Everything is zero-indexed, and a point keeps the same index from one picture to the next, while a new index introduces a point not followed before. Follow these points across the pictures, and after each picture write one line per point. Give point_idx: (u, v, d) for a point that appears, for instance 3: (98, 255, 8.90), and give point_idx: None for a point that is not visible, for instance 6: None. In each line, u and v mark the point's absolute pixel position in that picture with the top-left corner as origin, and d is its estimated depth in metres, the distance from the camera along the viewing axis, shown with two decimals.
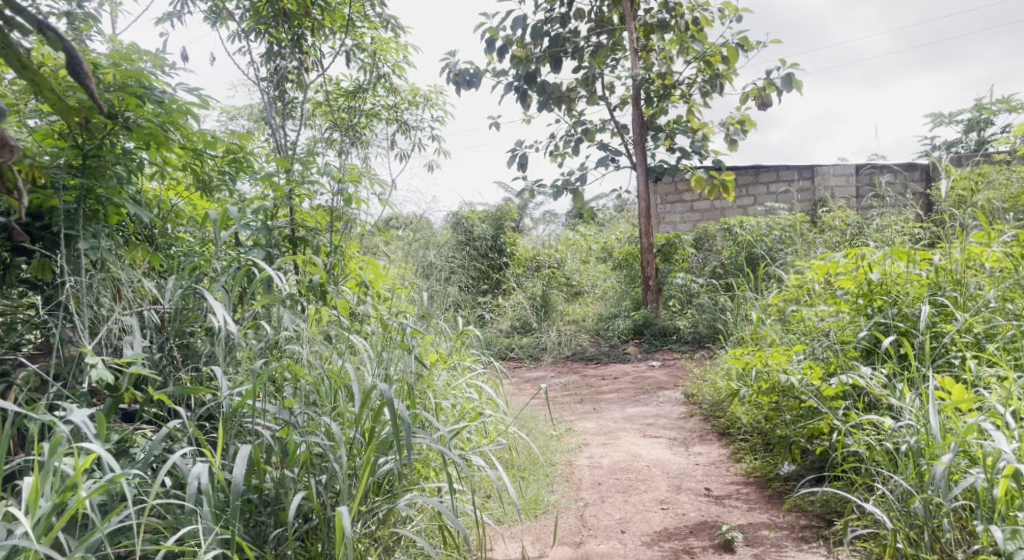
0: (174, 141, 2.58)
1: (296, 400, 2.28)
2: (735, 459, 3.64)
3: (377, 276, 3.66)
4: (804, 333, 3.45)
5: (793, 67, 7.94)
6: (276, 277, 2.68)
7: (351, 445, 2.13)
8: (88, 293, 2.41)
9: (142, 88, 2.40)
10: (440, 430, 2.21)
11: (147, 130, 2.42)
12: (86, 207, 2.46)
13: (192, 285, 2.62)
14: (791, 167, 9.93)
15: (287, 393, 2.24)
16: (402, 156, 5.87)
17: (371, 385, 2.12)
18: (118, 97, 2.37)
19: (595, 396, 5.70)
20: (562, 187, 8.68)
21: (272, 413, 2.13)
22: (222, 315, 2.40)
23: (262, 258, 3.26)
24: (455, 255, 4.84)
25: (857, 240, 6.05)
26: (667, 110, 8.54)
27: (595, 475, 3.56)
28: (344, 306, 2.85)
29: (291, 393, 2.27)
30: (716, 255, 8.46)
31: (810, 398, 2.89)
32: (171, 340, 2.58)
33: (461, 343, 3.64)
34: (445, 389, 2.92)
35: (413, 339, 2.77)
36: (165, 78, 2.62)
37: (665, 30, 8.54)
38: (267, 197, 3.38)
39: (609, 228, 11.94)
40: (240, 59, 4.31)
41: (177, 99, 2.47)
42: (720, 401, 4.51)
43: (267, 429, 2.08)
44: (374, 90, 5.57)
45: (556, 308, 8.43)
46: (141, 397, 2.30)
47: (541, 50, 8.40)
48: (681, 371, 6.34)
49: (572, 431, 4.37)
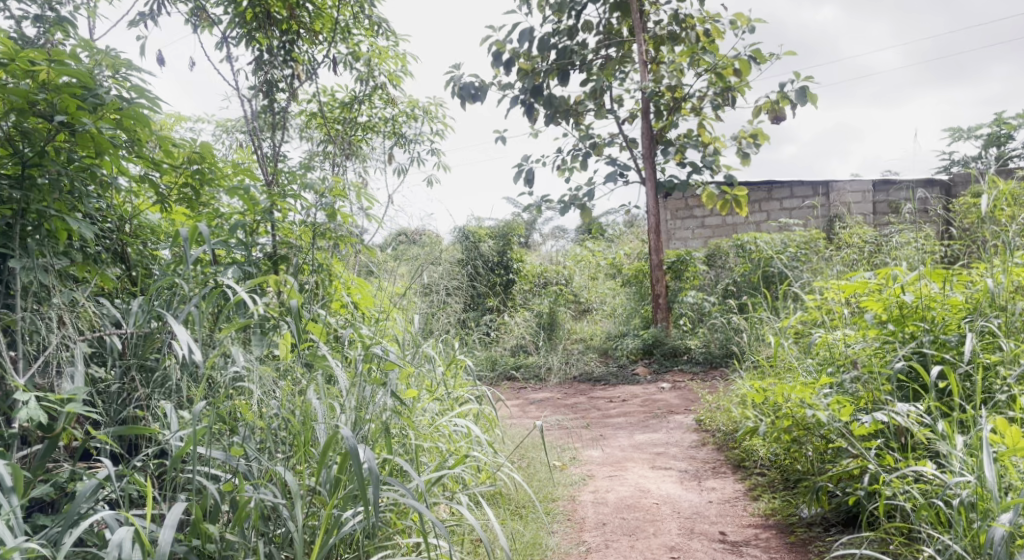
0: (126, 148, 2.34)
1: (256, 443, 2.02)
2: (752, 497, 3.34)
3: (364, 298, 3.43)
4: (829, 360, 3.17)
5: (807, 80, 7.69)
6: (246, 299, 2.44)
7: (314, 495, 1.89)
8: (28, 319, 2.18)
9: (85, 88, 2.16)
10: (417, 478, 1.95)
11: (91, 136, 2.22)
12: (26, 221, 2.25)
13: (151, 308, 2.37)
14: (805, 183, 9.66)
15: (240, 436, 2.00)
16: (400, 170, 5.64)
17: (336, 427, 1.87)
18: (59, 97, 2.15)
19: (601, 421, 5.40)
20: (569, 202, 8.44)
21: (220, 460, 1.88)
22: (183, 341, 2.17)
23: (237, 278, 3.02)
24: (455, 274, 4.57)
25: (876, 258, 5.76)
26: (678, 123, 8.30)
27: (599, 513, 3.27)
28: (323, 329, 2.61)
29: (250, 434, 2.01)
30: (728, 272, 8.16)
31: (839, 436, 2.61)
32: (130, 369, 2.35)
33: (454, 371, 3.37)
34: (430, 424, 2.66)
35: (397, 367, 2.51)
36: (115, 82, 2.38)
37: (675, 43, 8.30)
38: (245, 211, 3.13)
39: (618, 243, 11.63)
40: (226, 67, 4.09)
41: (121, 100, 2.22)
42: (736, 431, 4.21)
43: (212, 480, 1.84)
44: (370, 101, 5.35)
45: (562, 326, 8.14)
46: (80, 437, 2.06)
47: (547, 63, 8.17)
48: (692, 395, 6.03)
49: (576, 461, 4.08)
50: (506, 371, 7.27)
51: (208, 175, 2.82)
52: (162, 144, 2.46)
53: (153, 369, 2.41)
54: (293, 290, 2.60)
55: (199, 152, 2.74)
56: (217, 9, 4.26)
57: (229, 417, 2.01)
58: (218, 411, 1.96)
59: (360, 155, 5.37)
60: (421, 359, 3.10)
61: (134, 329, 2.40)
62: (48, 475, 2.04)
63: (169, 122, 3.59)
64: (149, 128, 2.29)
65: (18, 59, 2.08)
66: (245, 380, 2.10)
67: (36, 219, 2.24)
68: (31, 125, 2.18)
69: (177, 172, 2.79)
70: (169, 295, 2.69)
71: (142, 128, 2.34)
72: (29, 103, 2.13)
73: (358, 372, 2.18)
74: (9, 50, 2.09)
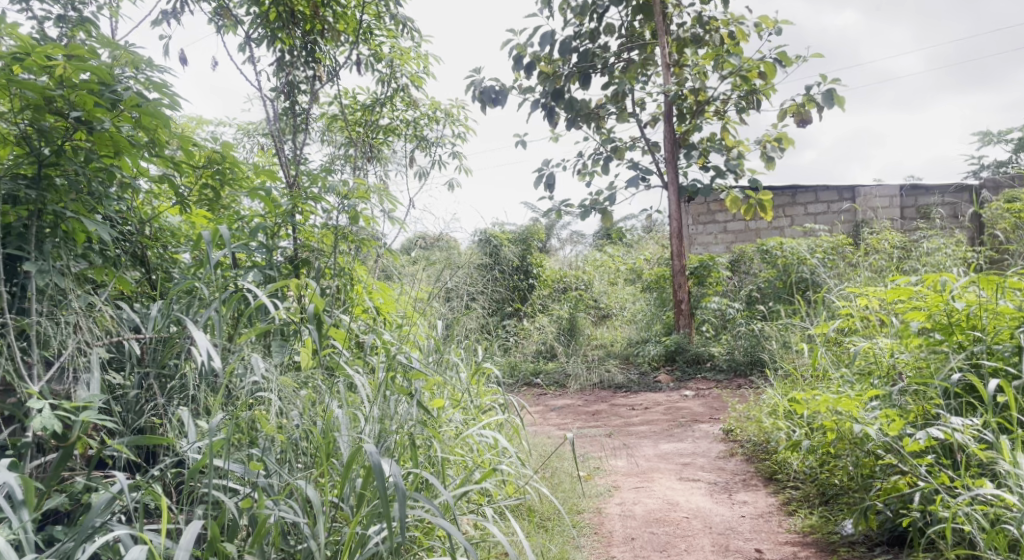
0: (143, 147, 2.27)
1: (276, 455, 1.93)
2: (787, 512, 3.22)
3: (385, 303, 3.35)
4: (872, 371, 3.06)
5: (834, 82, 7.54)
6: (267, 304, 2.36)
7: (340, 510, 1.81)
8: (45, 325, 2.11)
9: (101, 83, 2.09)
10: (445, 493, 1.85)
11: (109, 134, 2.15)
12: (43, 223, 2.18)
13: (171, 313, 2.29)
14: (831, 188, 9.50)
15: (258, 449, 1.90)
16: (421, 174, 5.57)
17: (358, 439, 1.77)
18: (75, 93, 2.08)
19: (625, 429, 5.28)
20: (590, 207, 8.33)
21: (236, 474, 1.78)
22: (204, 347, 2.10)
23: (257, 282, 2.94)
24: (477, 278, 4.48)
25: (908, 265, 5.61)
26: (701, 127, 8.17)
27: (627, 527, 3.16)
28: (346, 335, 2.53)
29: (270, 446, 1.91)
30: (753, 278, 8.01)
31: (890, 454, 2.52)
32: (148, 374, 2.29)
33: (477, 379, 3.27)
34: (455, 434, 2.56)
35: (421, 376, 2.41)
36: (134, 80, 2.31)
37: (698, 45, 8.17)
38: (266, 215, 3.05)
39: (638, 247, 11.51)
40: (248, 67, 4.03)
41: (139, 99, 2.15)
42: (766, 442, 4.08)
43: (228, 495, 1.74)
44: (392, 104, 5.28)
45: (583, 332, 8.03)
46: (96, 446, 1.98)
47: (569, 67, 8.08)
48: (718, 404, 5.88)
49: (600, 471, 3.97)
50: (526, 377, 7.17)
51: (225, 175, 2.74)
52: (182, 144, 2.39)
53: (172, 375, 2.33)
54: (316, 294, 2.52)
55: (217, 152, 2.68)
56: (240, 10, 4.21)
57: (249, 428, 1.93)
58: (239, 423, 1.88)
59: (382, 158, 5.30)
60: (445, 367, 3.01)
61: (152, 333, 2.34)
62: (61, 486, 1.96)
63: (189, 124, 3.54)
64: (167, 127, 2.23)
65: (34, 54, 2.01)
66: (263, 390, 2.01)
67: (53, 221, 2.17)
68: (47, 122, 2.11)
69: (194, 173, 2.73)
70: (188, 300, 2.61)
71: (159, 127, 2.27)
72: (44, 100, 2.06)
73: (383, 379, 2.08)
74: (24, 44, 2.03)
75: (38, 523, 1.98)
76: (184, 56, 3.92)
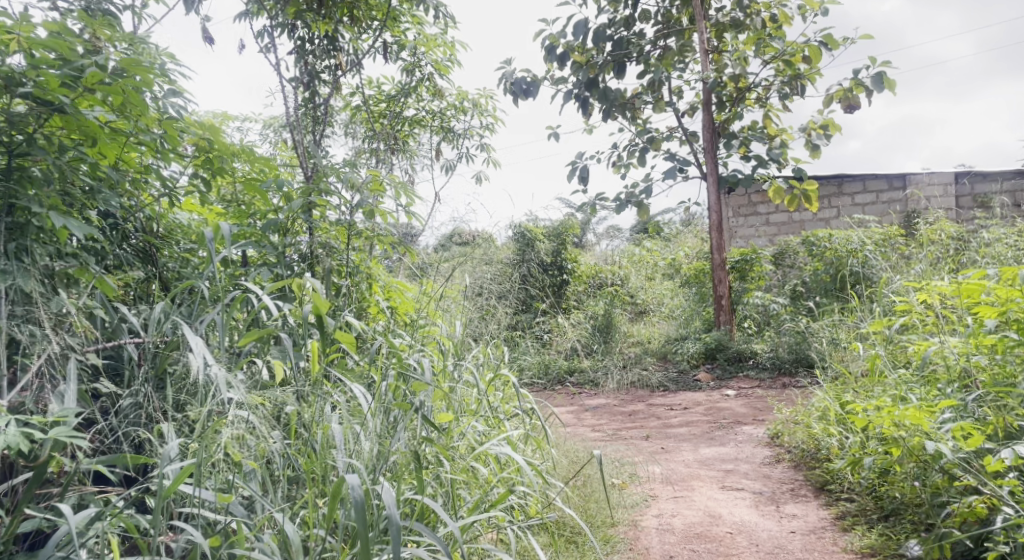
0: (116, 131, 2.10)
1: (258, 482, 1.72)
2: (842, 528, 2.93)
3: (403, 303, 3.15)
4: (942, 377, 2.81)
5: (886, 65, 7.14)
6: (267, 306, 2.18)
7: (328, 547, 1.63)
8: (17, 333, 1.94)
9: (63, 59, 1.94)
10: (450, 525, 1.64)
11: (75, 116, 1.99)
12: (14, 220, 2.01)
13: (160, 314, 2.10)
14: (880, 176, 9.07)
15: (238, 475, 1.70)
16: (448, 167, 5.34)
17: (344, 467, 1.56)
18: (37, 72, 1.94)
19: (663, 431, 5.00)
20: (626, 200, 8.04)
21: (206, 507, 1.58)
22: (198, 352, 1.92)
23: (263, 282, 2.75)
24: (506, 274, 4.24)
25: (967, 256, 5.23)
26: (742, 115, 7.81)
27: (665, 543, 2.90)
28: (353, 338, 2.29)
29: (251, 472, 1.71)
30: (798, 271, 7.65)
31: (968, 474, 2.29)
32: (141, 383, 2.10)
33: (501, 383, 3.05)
34: (472, 445, 2.34)
35: (431, 384, 2.18)
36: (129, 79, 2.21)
37: (739, 30, 7.79)
38: (275, 210, 2.86)
39: (676, 241, 11.16)
40: (266, 55, 3.82)
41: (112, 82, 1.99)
42: (816, 448, 3.78)
43: (196, 531, 1.55)
44: (418, 94, 5.06)
45: (619, 329, 7.72)
46: (72, 464, 1.80)
47: (603, 56, 7.78)
48: (762, 404, 5.56)
49: (636, 478, 3.70)
50: (560, 376, 6.90)
51: (217, 164, 2.56)
52: (168, 130, 2.22)
53: (169, 382, 2.15)
54: (319, 294, 2.31)
55: (207, 140, 2.50)
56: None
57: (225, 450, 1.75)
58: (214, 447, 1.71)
59: (407, 150, 5.10)
60: (465, 371, 2.79)
61: (147, 340, 2.15)
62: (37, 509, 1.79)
63: (200, 116, 3.35)
64: (139, 106, 2.06)
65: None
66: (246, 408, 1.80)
67: (25, 217, 2.00)
68: (17, 108, 1.96)
69: (186, 162, 2.57)
70: (191, 303, 2.43)
71: (135, 108, 2.10)
72: (6, 81, 1.92)
73: (382, 394, 1.87)
74: None
75: (21, 547, 1.85)
76: (207, 38, 3.72)
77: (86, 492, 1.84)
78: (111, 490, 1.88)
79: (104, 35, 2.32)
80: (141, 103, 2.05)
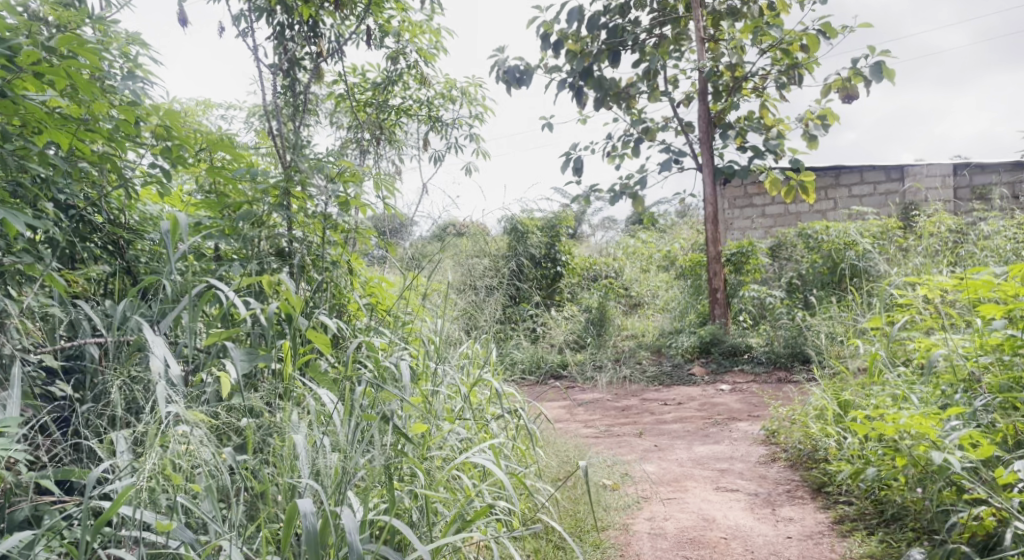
0: (60, 115, 1.98)
1: (211, 502, 1.60)
2: (840, 534, 2.82)
3: (384, 298, 3.02)
4: (947, 379, 2.69)
5: (885, 54, 7.01)
6: (235, 305, 2.06)
7: None
8: None
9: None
10: (420, 549, 1.60)
11: (13, 99, 1.87)
12: None
13: (119, 314, 1.97)
14: (877, 168, 8.96)
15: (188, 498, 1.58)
16: (437, 158, 5.20)
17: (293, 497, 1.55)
18: None
19: (656, 427, 4.89)
20: (620, 192, 7.91)
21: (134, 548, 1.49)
22: (158, 356, 1.81)
23: (234, 277, 2.60)
24: (494, 268, 4.11)
25: (966, 249, 5.13)
26: (738, 105, 7.66)
27: (657, 549, 2.78)
28: (327, 339, 2.18)
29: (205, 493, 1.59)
30: (794, 264, 7.55)
31: (977, 486, 2.20)
32: (100, 385, 1.97)
33: (485, 384, 2.92)
34: (451, 452, 2.22)
35: (405, 392, 2.06)
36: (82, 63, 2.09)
37: (735, 18, 7.64)
38: (249, 203, 2.71)
39: (671, 232, 11.03)
40: (244, 40, 3.62)
41: (53, 63, 1.87)
42: (813, 449, 3.66)
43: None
44: (404, 82, 4.91)
45: (613, 321, 7.60)
46: (19, 475, 1.67)
47: (597, 45, 7.62)
48: (757, 400, 5.46)
49: (628, 478, 3.58)
50: (552, 371, 6.77)
51: (179, 153, 2.41)
52: (124, 116, 2.09)
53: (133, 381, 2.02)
54: (291, 292, 2.18)
55: (167, 127, 2.36)
56: None
57: (177, 467, 1.65)
58: (163, 462, 1.58)
59: (394, 140, 4.95)
60: (447, 371, 2.66)
61: (106, 339, 2.01)
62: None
63: (173, 104, 3.20)
64: (83, 89, 1.94)
65: None
66: (199, 421, 1.68)
67: None
68: None
69: (144, 149, 2.43)
70: (159, 302, 2.30)
71: (83, 91, 1.97)
72: None
73: (348, 410, 1.79)
74: None
75: None
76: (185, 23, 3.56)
77: (39, 503, 1.72)
78: (67, 500, 1.75)
79: (53, 12, 2.17)
80: (85, 85, 1.93)
